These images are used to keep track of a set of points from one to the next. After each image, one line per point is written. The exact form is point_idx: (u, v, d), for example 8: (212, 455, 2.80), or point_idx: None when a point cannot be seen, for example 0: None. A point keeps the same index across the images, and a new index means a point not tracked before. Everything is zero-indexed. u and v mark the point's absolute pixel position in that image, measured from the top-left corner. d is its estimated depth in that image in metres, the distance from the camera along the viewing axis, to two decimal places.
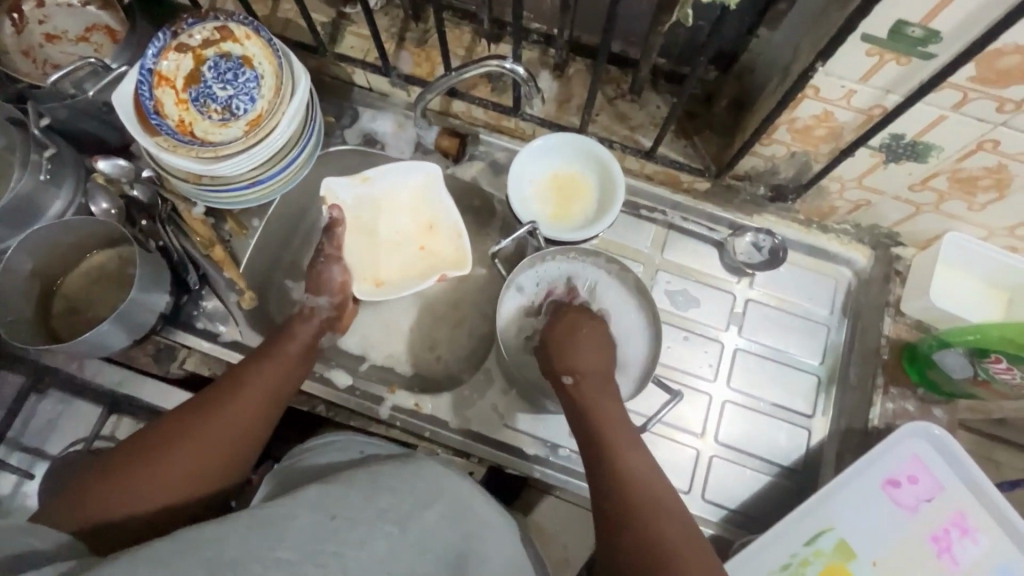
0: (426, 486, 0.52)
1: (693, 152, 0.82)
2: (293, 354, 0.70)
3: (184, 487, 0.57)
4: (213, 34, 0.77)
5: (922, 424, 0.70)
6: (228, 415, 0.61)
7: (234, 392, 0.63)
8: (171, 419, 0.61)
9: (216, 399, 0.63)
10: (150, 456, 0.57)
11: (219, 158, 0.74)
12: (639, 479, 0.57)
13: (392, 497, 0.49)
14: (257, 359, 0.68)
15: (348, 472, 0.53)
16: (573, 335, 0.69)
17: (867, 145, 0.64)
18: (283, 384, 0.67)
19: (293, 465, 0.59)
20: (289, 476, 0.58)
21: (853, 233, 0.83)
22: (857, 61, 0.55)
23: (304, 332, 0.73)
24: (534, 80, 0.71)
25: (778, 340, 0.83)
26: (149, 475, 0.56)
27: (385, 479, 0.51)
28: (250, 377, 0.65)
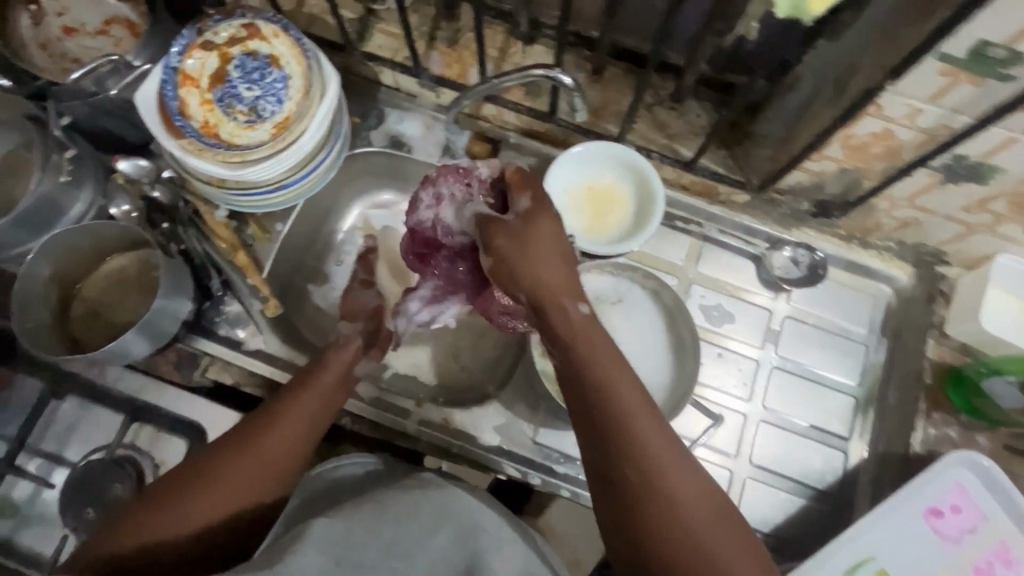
0: (432, 508, 0.55)
1: (733, 165, 0.81)
2: (331, 381, 0.68)
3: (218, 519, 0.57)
4: (239, 31, 0.74)
5: (968, 453, 0.68)
6: (262, 446, 0.60)
7: (271, 421, 0.62)
8: (210, 449, 0.60)
9: (253, 429, 0.62)
10: (192, 487, 0.57)
11: (246, 163, 0.72)
12: (667, 468, 0.49)
13: (399, 530, 0.52)
14: (294, 386, 0.67)
15: (358, 501, 0.56)
16: (551, 262, 0.57)
17: (927, 165, 0.62)
18: (318, 414, 0.66)
19: (322, 474, 0.64)
20: (321, 485, 0.63)
21: (895, 251, 0.80)
22: (927, 80, 0.53)
23: (339, 359, 0.71)
24: (580, 89, 0.67)
25: (814, 359, 0.81)
26: (190, 507, 0.56)
27: (392, 506, 0.54)
28: (286, 407, 0.64)
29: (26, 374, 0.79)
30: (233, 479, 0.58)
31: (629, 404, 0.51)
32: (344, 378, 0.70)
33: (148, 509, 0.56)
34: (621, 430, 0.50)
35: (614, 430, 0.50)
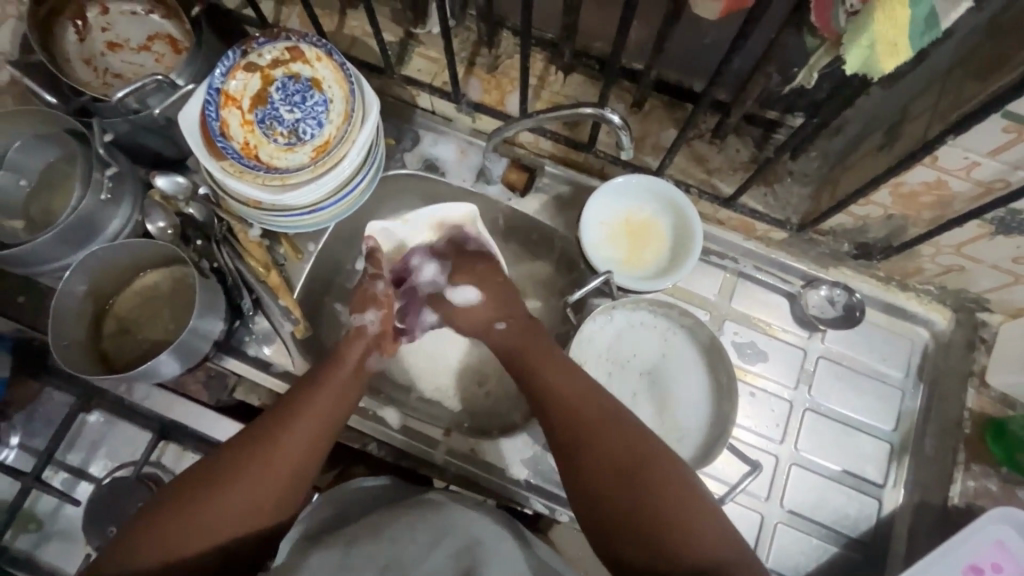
0: (432, 527, 0.56)
1: (773, 202, 0.78)
2: (342, 377, 0.67)
3: (234, 524, 0.55)
4: (283, 54, 0.74)
5: (1010, 510, 0.66)
6: (278, 448, 0.59)
7: (287, 421, 0.61)
8: (221, 452, 0.59)
9: (269, 429, 0.60)
10: (208, 490, 0.55)
11: (285, 186, 0.72)
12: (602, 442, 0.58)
13: (396, 551, 0.53)
14: (307, 384, 0.66)
15: (360, 527, 0.58)
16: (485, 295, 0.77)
17: (979, 217, 0.60)
18: (334, 413, 0.64)
19: (341, 492, 0.68)
20: (334, 507, 0.66)
21: (935, 295, 0.79)
22: (990, 136, 0.52)
23: (353, 352, 0.70)
24: (629, 129, 0.66)
25: (849, 402, 0.79)
26: (208, 511, 0.54)
27: (388, 531, 0.56)
28: (301, 405, 0.63)
29: (57, 387, 0.79)
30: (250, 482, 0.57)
31: (584, 397, 0.62)
32: (357, 373, 0.69)
33: (163, 515, 0.54)
34: (582, 422, 0.60)
35: (578, 422, 0.60)
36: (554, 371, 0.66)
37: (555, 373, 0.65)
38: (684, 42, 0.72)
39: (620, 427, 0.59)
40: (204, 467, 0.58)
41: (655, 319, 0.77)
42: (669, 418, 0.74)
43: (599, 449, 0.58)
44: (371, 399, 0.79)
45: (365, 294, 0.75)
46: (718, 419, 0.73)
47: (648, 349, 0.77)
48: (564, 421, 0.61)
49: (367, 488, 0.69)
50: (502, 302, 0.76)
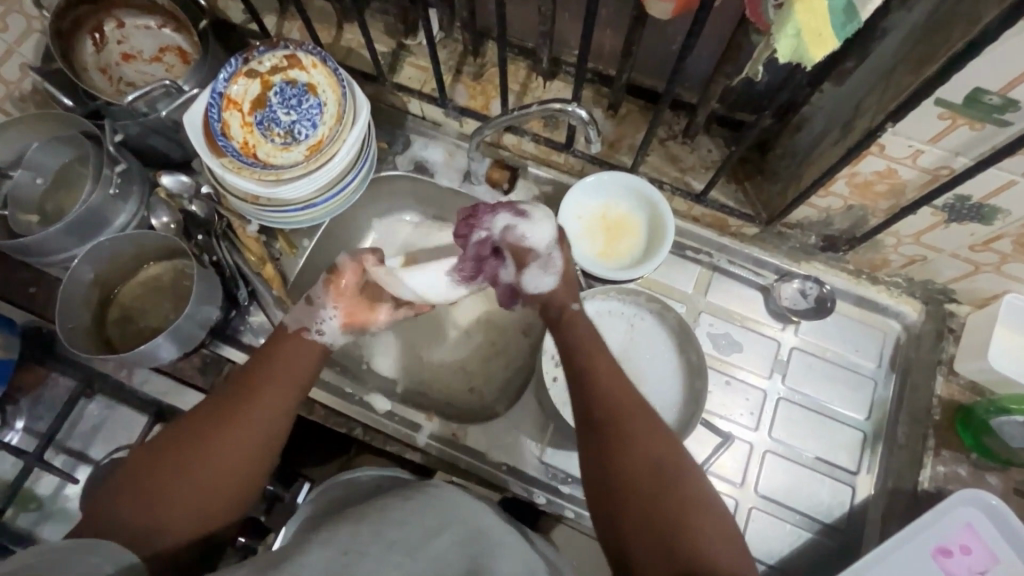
0: (436, 515, 0.55)
1: (744, 199, 0.83)
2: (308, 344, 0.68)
3: (188, 509, 0.54)
4: (281, 61, 0.81)
5: (977, 492, 0.68)
6: (232, 437, 0.58)
7: (263, 387, 0.62)
8: (178, 432, 0.58)
9: (221, 416, 0.59)
10: (189, 457, 0.56)
11: (280, 182, 0.77)
12: (643, 444, 0.58)
13: (402, 529, 0.52)
14: (256, 367, 0.64)
15: (361, 513, 0.55)
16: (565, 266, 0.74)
17: (930, 204, 0.64)
18: (284, 403, 0.62)
19: (342, 480, 0.68)
20: (338, 492, 0.66)
21: (904, 287, 0.81)
22: (928, 123, 0.56)
23: (287, 345, 0.67)
24: (596, 124, 0.72)
25: (821, 391, 0.81)
26: (167, 494, 0.54)
27: (394, 513, 0.54)
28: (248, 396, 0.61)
29: (60, 373, 0.84)
30: (220, 458, 0.57)
31: (624, 395, 0.62)
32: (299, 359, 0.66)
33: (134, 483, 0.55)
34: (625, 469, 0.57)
35: (616, 440, 0.59)
36: (597, 372, 0.64)
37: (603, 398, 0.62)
38: (653, 48, 0.78)
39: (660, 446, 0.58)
40: (178, 428, 0.59)
41: (624, 307, 0.80)
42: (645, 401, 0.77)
43: (633, 464, 0.57)
44: (357, 385, 0.83)
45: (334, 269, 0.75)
46: (691, 399, 0.76)
47: (619, 336, 0.79)
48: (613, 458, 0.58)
49: (370, 477, 0.69)
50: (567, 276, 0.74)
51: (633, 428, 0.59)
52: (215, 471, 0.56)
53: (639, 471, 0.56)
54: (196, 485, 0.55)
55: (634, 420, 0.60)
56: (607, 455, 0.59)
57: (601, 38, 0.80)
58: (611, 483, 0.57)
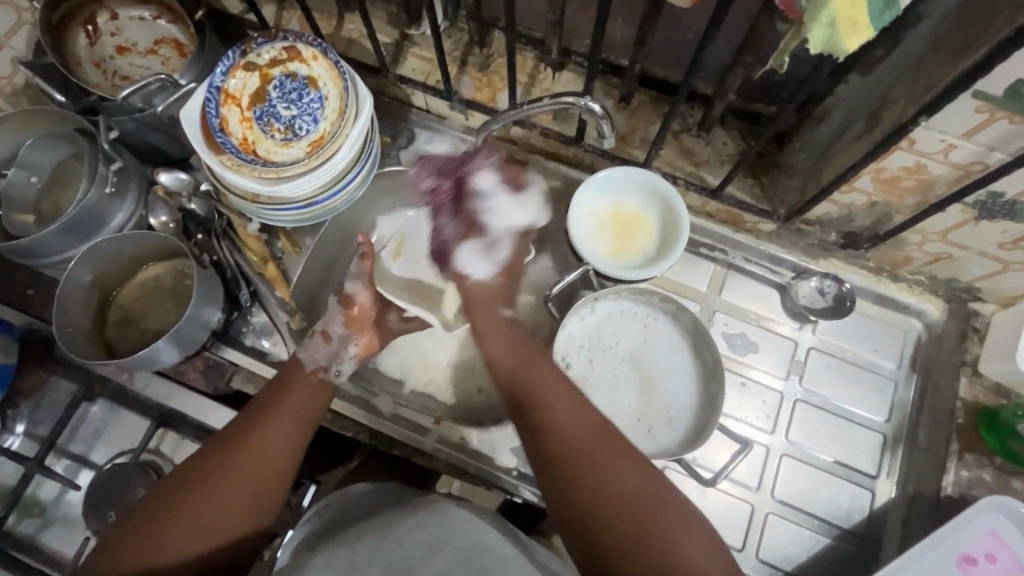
0: (438, 530, 0.54)
1: (760, 194, 0.81)
2: (315, 380, 0.67)
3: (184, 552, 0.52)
4: (280, 54, 0.78)
5: (1002, 499, 0.66)
6: (236, 473, 0.57)
7: (268, 425, 0.61)
8: (181, 472, 0.57)
9: (224, 453, 0.58)
10: (191, 497, 0.54)
11: (281, 179, 0.74)
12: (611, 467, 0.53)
13: (402, 548, 0.52)
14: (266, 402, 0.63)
15: (365, 531, 0.55)
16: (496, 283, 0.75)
17: (960, 201, 0.61)
18: (290, 437, 0.61)
19: (343, 493, 0.67)
20: (340, 505, 0.66)
21: (926, 285, 0.79)
22: (963, 117, 0.53)
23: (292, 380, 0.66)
24: (610, 117, 0.69)
25: (840, 393, 0.79)
26: (166, 537, 0.52)
27: (395, 531, 0.54)
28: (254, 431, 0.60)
29: (60, 376, 0.82)
30: (224, 496, 0.55)
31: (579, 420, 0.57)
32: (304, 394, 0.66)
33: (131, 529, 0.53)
34: (603, 503, 0.51)
35: (580, 466, 0.53)
36: (546, 401, 0.59)
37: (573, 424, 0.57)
38: (668, 36, 0.74)
39: (637, 471, 0.52)
40: (177, 473, 0.57)
41: (636, 307, 0.78)
42: (659, 404, 0.75)
43: (604, 492, 0.51)
44: (363, 388, 0.81)
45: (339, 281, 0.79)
46: (706, 401, 0.74)
47: (631, 337, 0.77)
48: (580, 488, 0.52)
49: (371, 488, 0.68)
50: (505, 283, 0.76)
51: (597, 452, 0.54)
52: (216, 510, 0.55)
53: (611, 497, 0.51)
54: (196, 530, 0.53)
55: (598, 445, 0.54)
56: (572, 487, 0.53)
57: (613, 27, 0.76)
58: (583, 513, 0.51)
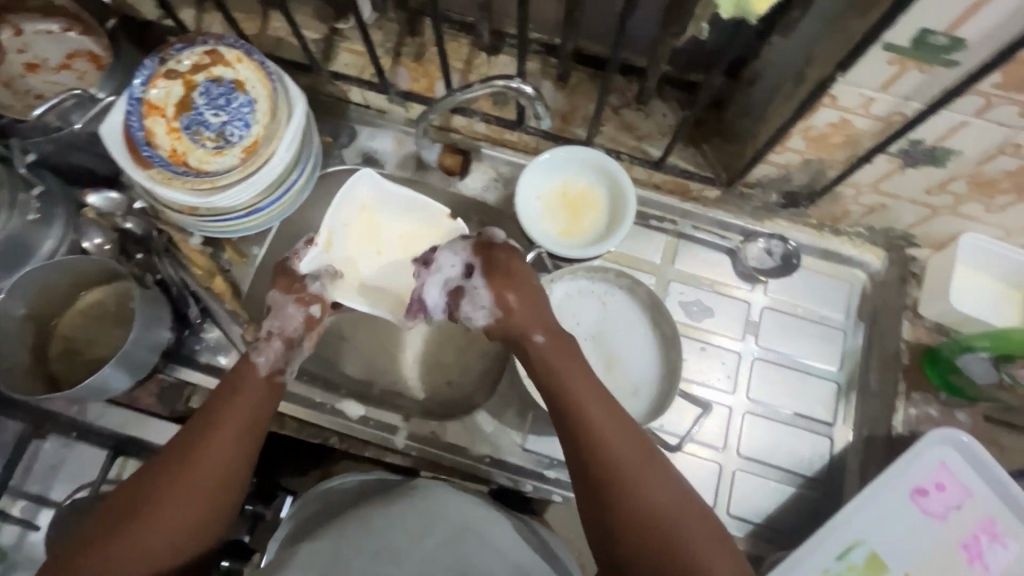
0: (420, 517, 0.55)
1: (703, 161, 0.82)
2: (266, 383, 0.62)
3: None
4: (202, 58, 0.75)
5: (949, 431, 0.69)
6: (176, 492, 0.53)
7: (212, 431, 0.56)
8: (126, 495, 0.53)
9: (167, 472, 0.54)
10: (134, 525, 0.51)
11: (216, 190, 0.72)
12: (643, 488, 0.51)
13: (385, 540, 0.51)
14: (212, 411, 0.58)
15: (351, 518, 0.55)
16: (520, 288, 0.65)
17: (885, 151, 0.63)
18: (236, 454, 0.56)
19: (320, 491, 0.65)
20: (320, 503, 0.63)
21: (866, 236, 0.82)
22: (878, 70, 0.55)
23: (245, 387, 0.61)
24: (541, 97, 0.71)
25: (794, 347, 0.81)
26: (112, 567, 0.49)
27: (376, 521, 0.53)
28: (199, 446, 0.55)
29: (5, 415, 0.79)
30: (166, 524, 0.52)
31: (613, 434, 0.54)
32: (258, 404, 0.61)
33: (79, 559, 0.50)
34: (636, 524, 0.50)
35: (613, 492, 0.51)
36: (585, 411, 0.56)
37: (618, 434, 0.54)
38: (596, 12, 0.75)
39: (662, 485, 0.52)
40: (124, 497, 0.53)
41: (593, 285, 0.79)
42: (621, 379, 0.76)
43: (634, 512, 0.50)
44: (328, 393, 0.80)
45: (289, 272, 0.70)
46: (667, 368, 0.76)
47: (591, 314, 0.78)
48: (613, 500, 0.51)
49: (353, 484, 0.66)
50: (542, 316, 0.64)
51: (630, 473, 0.52)
52: (160, 539, 0.51)
53: (641, 517, 0.50)
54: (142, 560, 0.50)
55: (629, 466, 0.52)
56: (605, 505, 0.52)
57: (541, 6, 0.76)
58: (617, 533, 0.51)
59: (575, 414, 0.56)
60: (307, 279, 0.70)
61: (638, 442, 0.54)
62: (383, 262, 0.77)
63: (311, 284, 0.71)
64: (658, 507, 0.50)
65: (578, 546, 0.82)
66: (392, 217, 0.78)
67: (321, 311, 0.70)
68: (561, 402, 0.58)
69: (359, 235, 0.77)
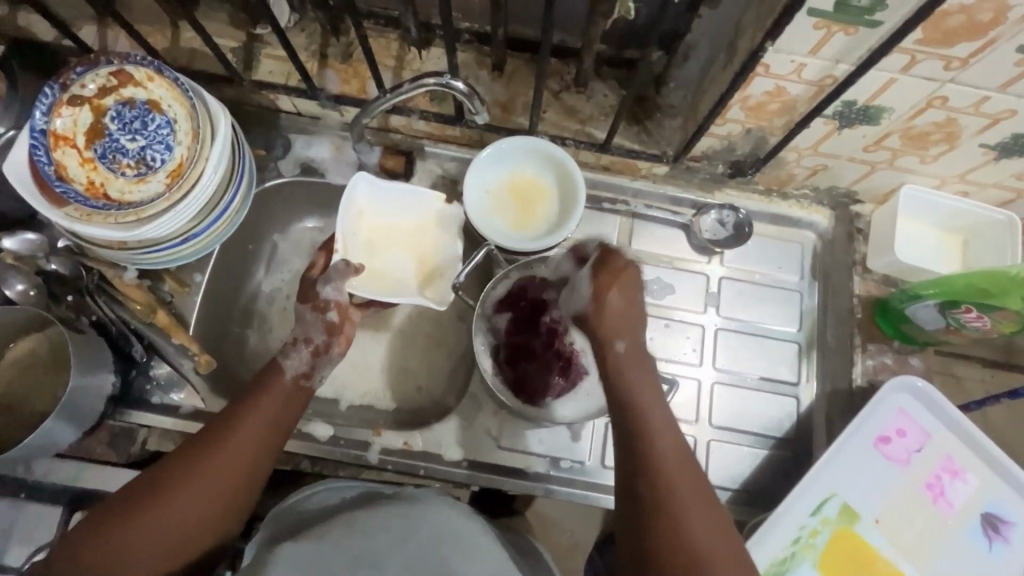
0: (403, 518, 0.53)
1: (647, 139, 0.80)
2: (292, 387, 0.63)
3: (146, 561, 0.50)
4: (108, 80, 0.69)
5: (904, 378, 0.72)
6: (198, 482, 0.53)
7: (236, 426, 0.58)
8: (147, 474, 0.54)
9: (190, 460, 0.55)
10: (155, 503, 0.52)
11: (143, 221, 0.67)
12: (689, 510, 0.51)
13: (365, 543, 0.50)
14: (238, 407, 0.59)
15: (325, 523, 0.54)
16: (631, 299, 0.61)
17: (821, 114, 0.64)
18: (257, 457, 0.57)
19: (286, 507, 0.60)
20: (297, 514, 0.59)
21: (812, 197, 0.83)
22: (805, 35, 0.54)
23: (270, 395, 0.61)
24: (477, 93, 0.66)
25: (755, 314, 0.82)
26: (130, 543, 0.50)
27: (359, 524, 0.52)
28: (224, 441, 0.56)
29: None
30: (186, 509, 0.52)
31: (673, 450, 0.54)
32: (281, 413, 0.61)
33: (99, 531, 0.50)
34: (674, 539, 0.50)
35: (659, 502, 0.52)
36: (652, 419, 0.56)
37: (678, 456, 0.54)
38: None
39: (707, 515, 0.52)
40: (146, 476, 0.54)
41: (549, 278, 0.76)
42: None
43: (669, 526, 0.51)
44: None
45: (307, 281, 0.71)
46: None
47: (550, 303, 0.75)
48: (650, 509, 0.52)
49: (329, 492, 0.62)
50: (629, 324, 0.60)
51: (678, 492, 0.52)
52: (181, 518, 0.52)
53: (678, 534, 0.50)
54: (160, 540, 0.51)
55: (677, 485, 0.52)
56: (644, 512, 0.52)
57: None
58: (648, 535, 0.51)
59: (639, 416, 0.56)
60: (320, 284, 0.70)
61: (693, 466, 0.54)
62: (391, 258, 0.74)
63: (324, 289, 0.69)
64: (696, 531, 0.50)
65: (568, 525, 0.88)
66: (394, 215, 0.75)
67: (339, 315, 0.71)
68: (629, 390, 0.57)
69: (368, 238, 0.73)
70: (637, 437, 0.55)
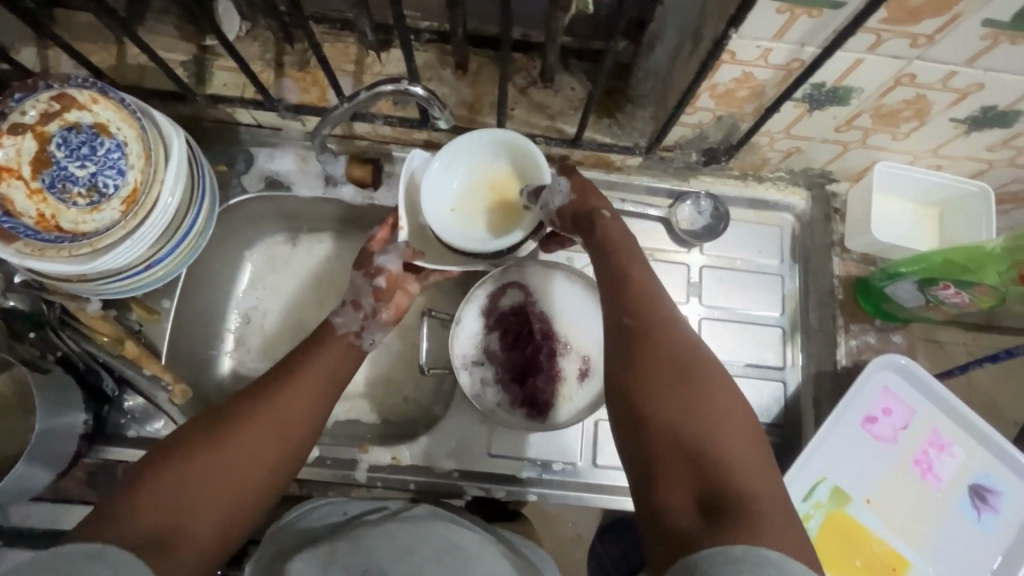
0: (412, 530, 0.51)
1: (618, 131, 0.79)
2: (341, 348, 0.61)
3: (193, 514, 0.46)
4: (50, 105, 0.66)
5: (888, 357, 0.72)
6: (232, 443, 0.50)
7: (278, 388, 0.55)
8: (180, 436, 0.51)
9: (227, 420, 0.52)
10: (198, 459, 0.49)
11: (99, 252, 0.64)
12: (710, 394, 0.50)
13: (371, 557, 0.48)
14: (280, 372, 0.57)
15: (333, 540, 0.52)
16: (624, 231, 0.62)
17: (791, 98, 0.63)
18: (296, 422, 0.54)
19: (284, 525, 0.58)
20: (297, 534, 0.57)
21: (788, 179, 0.82)
22: (769, 20, 0.53)
23: (314, 359, 0.59)
24: (436, 97, 0.65)
25: (738, 300, 0.82)
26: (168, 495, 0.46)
27: (367, 539, 0.50)
28: (261, 402, 0.54)
29: None
30: (231, 462, 0.50)
31: (684, 344, 0.53)
32: (324, 379, 0.58)
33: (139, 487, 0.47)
34: (693, 427, 0.48)
35: (674, 389, 0.50)
36: (664, 322, 0.55)
37: (692, 352, 0.53)
38: None
39: (723, 401, 0.50)
40: (186, 435, 0.51)
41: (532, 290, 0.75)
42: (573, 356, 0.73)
43: (684, 414, 0.49)
44: None
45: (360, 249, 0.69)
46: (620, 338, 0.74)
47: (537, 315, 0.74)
48: (667, 397, 0.50)
49: (334, 509, 0.60)
50: (630, 245, 0.61)
51: (691, 378, 0.51)
52: (224, 471, 0.49)
53: (695, 417, 0.48)
54: (206, 494, 0.48)
55: (695, 371, 0.51)
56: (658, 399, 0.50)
57: None
58: (669, 423, 0.49)
59: (646, 318, 0.55)
60: (377, 254, 0.68)
61: (710, 357, 0.53)
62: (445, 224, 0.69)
63: (380, 259, 0.68)
64: (712, 410, 0.49)
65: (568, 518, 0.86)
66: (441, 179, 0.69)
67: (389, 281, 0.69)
68: (633, 295, 0.57)
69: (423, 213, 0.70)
70: (641, 333, 0.54)
